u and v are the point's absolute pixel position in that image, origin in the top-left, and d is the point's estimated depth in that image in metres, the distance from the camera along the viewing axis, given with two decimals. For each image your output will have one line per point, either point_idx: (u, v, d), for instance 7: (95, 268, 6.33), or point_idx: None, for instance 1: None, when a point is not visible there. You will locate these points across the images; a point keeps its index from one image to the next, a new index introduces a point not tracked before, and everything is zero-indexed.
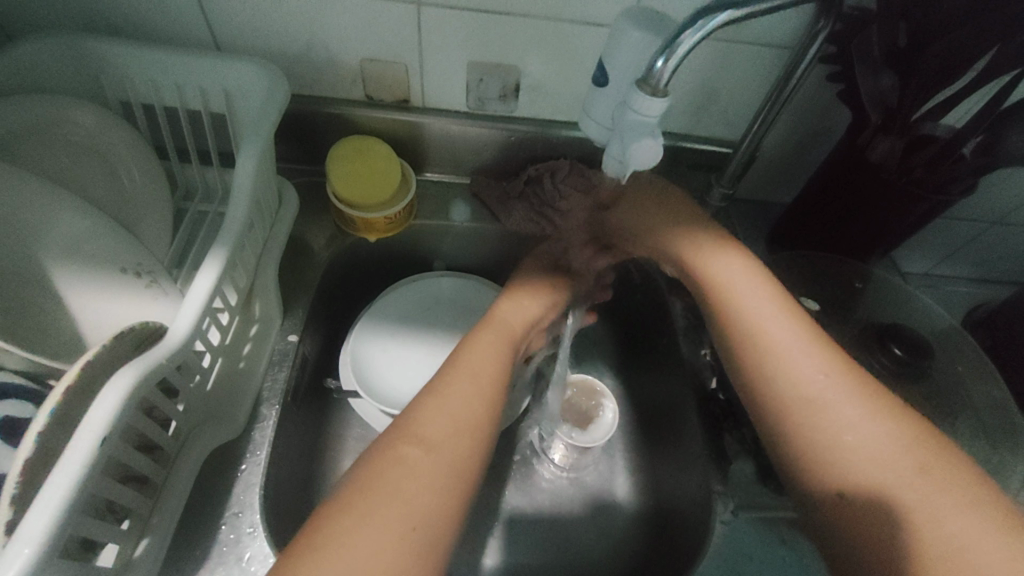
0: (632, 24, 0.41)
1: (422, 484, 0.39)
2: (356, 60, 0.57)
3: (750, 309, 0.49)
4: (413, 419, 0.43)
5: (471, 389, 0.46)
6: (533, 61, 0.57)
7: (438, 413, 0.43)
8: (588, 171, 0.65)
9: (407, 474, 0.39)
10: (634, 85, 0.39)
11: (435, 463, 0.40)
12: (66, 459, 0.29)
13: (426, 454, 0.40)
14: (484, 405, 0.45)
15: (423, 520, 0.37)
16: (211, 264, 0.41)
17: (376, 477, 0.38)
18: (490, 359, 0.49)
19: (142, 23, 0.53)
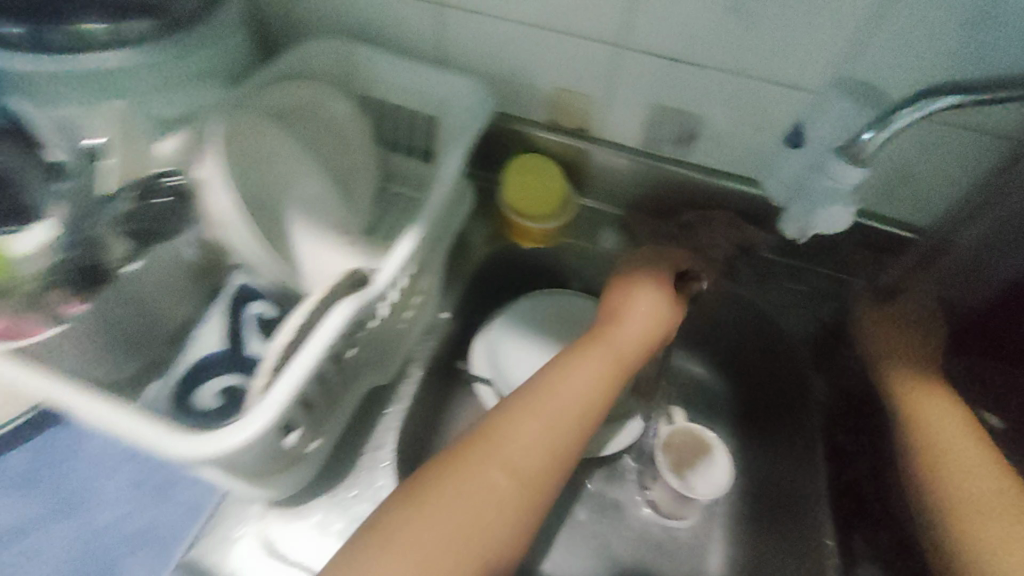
0: None
1: (534, 463, 0.44)
2: (553, 89, 0.64)
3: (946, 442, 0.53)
4: (499, 429, 0.45)
5: (575, 394, 0.49)
6: (718, 112, 0.59)
7: (512, 442, 0.44)
8: (748, 227, 0.65)
9: (489, 472, 0.42)
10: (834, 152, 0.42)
11: (520, 459, 0.44)
12: (308, 351, 0.39)
13: (519, 449, 0.44)
14: (574, 419, 0.47)
15: (523, 492, 0.43)
16: (411, 233, 0.50)
17: (483, 443, 0.44)
18: (590, 380, 0.50)
19: (392, 38, 0.65)
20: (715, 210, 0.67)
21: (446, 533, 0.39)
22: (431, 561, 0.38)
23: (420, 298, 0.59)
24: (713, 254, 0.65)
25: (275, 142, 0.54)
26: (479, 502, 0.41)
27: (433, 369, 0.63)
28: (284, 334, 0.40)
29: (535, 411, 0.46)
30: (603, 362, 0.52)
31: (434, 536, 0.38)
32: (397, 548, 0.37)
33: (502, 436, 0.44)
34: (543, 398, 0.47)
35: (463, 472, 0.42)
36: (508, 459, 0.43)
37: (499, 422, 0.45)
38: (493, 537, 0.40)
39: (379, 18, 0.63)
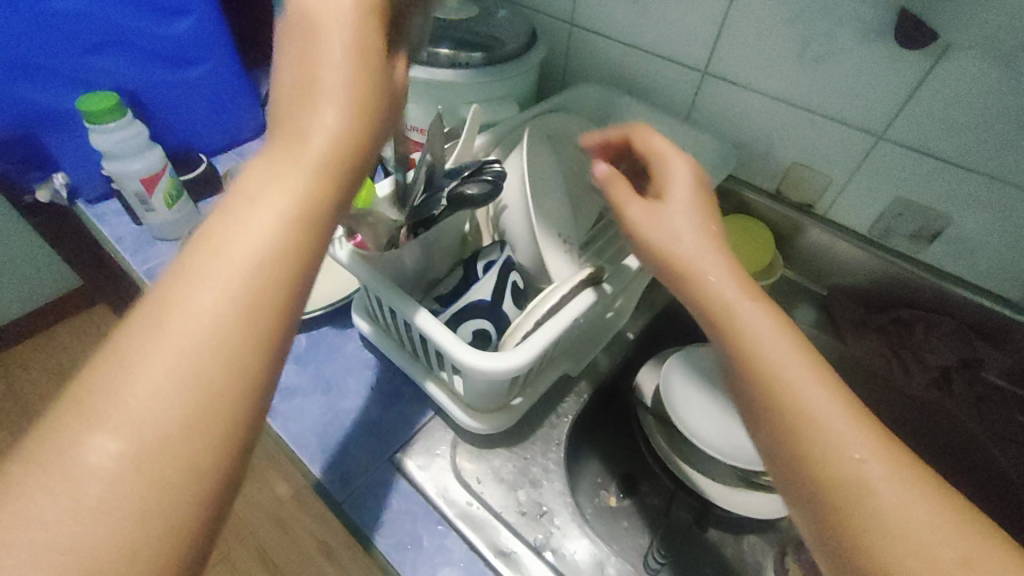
0: None
1: (268, 245, 0.27)
2: (790, 162, 0.68)
3: (779, 352, 0.34)
4: (214, 224, 0.27)
5: (332, 128, 0.30)
6: (972, 218, 0.58)
7: (279, 180, 0.28)
8: (974, 341, 0.61)
9: (234, 246, 0.26)
10: None
11: (258, 247, 0.27)
12: (555, 321, 0.47)
13: (262, 232, 0.27)
14: (322, 191, 0.29)
15: (254, 303, 0.26)
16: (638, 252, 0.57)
17: (250, 196, 0.28)
18: (350, 122, 0.31)
19: (649, 94, 0.74)
20: (938, 315, 0.64)
21: (166, 363, 0.23)
22: (144, 432, 0.22)
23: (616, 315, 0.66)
24: (928, 359, 0.63)
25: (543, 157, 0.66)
26: (189, 351, 0.24)
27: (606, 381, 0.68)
28: (545, 304, 0.48)
29: (252, 201, 0.28)
30: (346, 45, 0.31)
31: (145, 391, 0.23)
32: (103, 387, 0.23)
33: (260, 185, 0.28)
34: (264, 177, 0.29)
35: (212, 247, 0.26)
36: (229, 261, 0.26)
37: (243, 187, 0.28)
38: (218, 394, 0.24)
39: (645, 76, 0.73)
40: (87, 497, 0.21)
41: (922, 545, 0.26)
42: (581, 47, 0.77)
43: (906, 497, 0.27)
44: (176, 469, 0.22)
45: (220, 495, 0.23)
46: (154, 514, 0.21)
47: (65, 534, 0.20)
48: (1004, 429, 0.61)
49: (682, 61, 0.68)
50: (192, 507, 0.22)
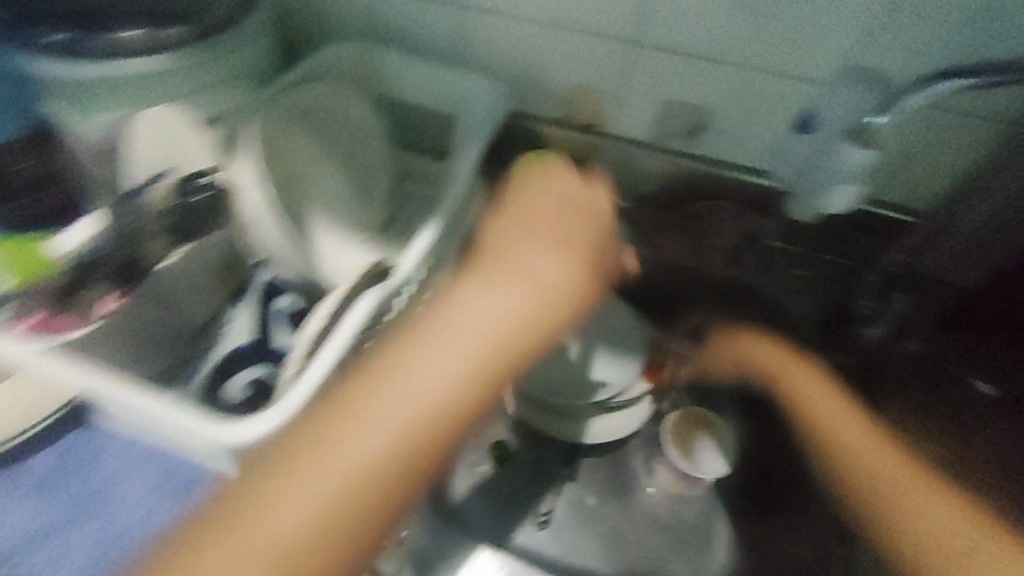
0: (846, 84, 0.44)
1: (411, 416, 0.39)
2: (565, 87, 0.66)
3: (833, 424, 0.54)
4: (356, 389, 0.39)
5: (493, 323, 0.44)
6: (727, 104, 0.62)
7: (471, 313, 0.43)
8: (750, 216, 0.67)
9: (424, 360, 0.41)
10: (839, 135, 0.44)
11: (491, 336, 0.43)
12: (329, 352, 0.45)
13: (485, 314, 0.44)
14: (474, 374, 0.41)
15: (404, 440, 0.38)
16: (429, 228, 0.53)
17: (412, 372, 0.40)
18: (515, 308, 0.44)
19: (410, 41, 0.67)
20: (720, 201, 0.68)
21: (435, 378, 0.40)
22: (326, 512, 0.35)
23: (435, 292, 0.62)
24: (719, 242, 0.69)
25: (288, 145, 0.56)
26: (437, 388, 0.40)
27: None
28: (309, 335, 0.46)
29: (415, 353, 0.41)
30: (559, 228, 0.50)
31: (294, 510, 0.35)
32: (314, 452, 0.37)
33: (415, 363, 0.41)
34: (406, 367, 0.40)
35: (416, 346, 0.41)
36: (479, 332, 0.43)
37: (389, 351, 0.41)
38: (387, 480, 0.37)
39: (399, 23, 0.65)
40: (356, 476, 0.36)
41: (826, 415, 0.55)
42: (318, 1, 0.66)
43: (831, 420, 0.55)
44: (375, 522, 0.36)
45: (370, 529, 0.36)
46: (361, 508, 0.36)
47: (284, 531, 0.34)
48: (787, 284, 0.69)
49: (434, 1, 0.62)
50: (376, 514, 0.37)
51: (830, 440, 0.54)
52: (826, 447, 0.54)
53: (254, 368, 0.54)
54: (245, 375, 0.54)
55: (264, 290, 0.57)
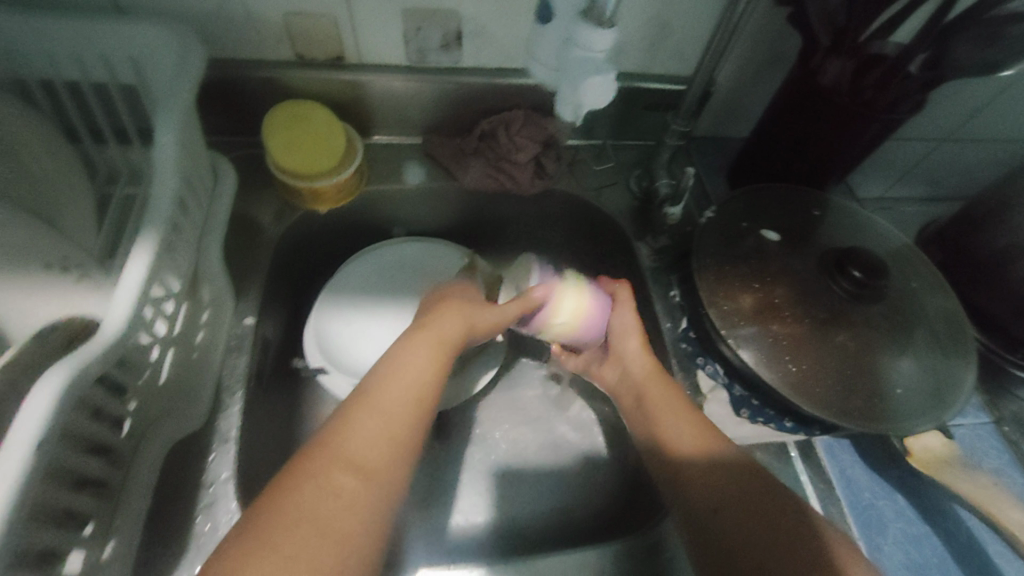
0: None
1: (396, 420, 0.36)
2: (279, 14, 0.52)
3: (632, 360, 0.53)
4: (333, 432, 0.35)
5: (403, 386, 0.38)
6: (471, 0, 0.53)
7: (405, 360, 0.40)
8: (542, 120, 0.63)
9: (364, 420, 0.36)
10: (576, 16, 0.36)
11: (411, 384, 0.39)
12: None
13: (410, 377, 0.39)
14: (424, 395, 0.39)
15: (387, 450, 0.35)
16: (143, 248, 0.38)
17: (372, 399, 0.37)
18: (428, 374, 0.40)
19: None
20: (507, 111, 0.63)
21: (383, 423, 0.36)
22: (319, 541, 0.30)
23: (208, 314, 0.49)
24: (520, 158, 0.63)
25: None
26: (405, 412, 0.37)
27: (258, 385, 0.54)
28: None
29: (361, 407, 0.36)
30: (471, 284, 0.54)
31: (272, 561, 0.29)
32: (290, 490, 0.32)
33: (364, 415, 0.36)
34: (371, 395, 0.37)
35: (378, 390, 0.38)
36: (395, 389, 0.38)
37: (339, 422, 0.36)
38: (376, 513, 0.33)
39: None
40: (334, 512, 0.31)
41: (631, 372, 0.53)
42: None
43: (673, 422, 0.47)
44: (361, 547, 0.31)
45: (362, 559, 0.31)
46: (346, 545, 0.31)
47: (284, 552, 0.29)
48: (598, 180, 0.67)
49: None
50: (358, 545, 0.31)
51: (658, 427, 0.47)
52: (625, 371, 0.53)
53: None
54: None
55: None
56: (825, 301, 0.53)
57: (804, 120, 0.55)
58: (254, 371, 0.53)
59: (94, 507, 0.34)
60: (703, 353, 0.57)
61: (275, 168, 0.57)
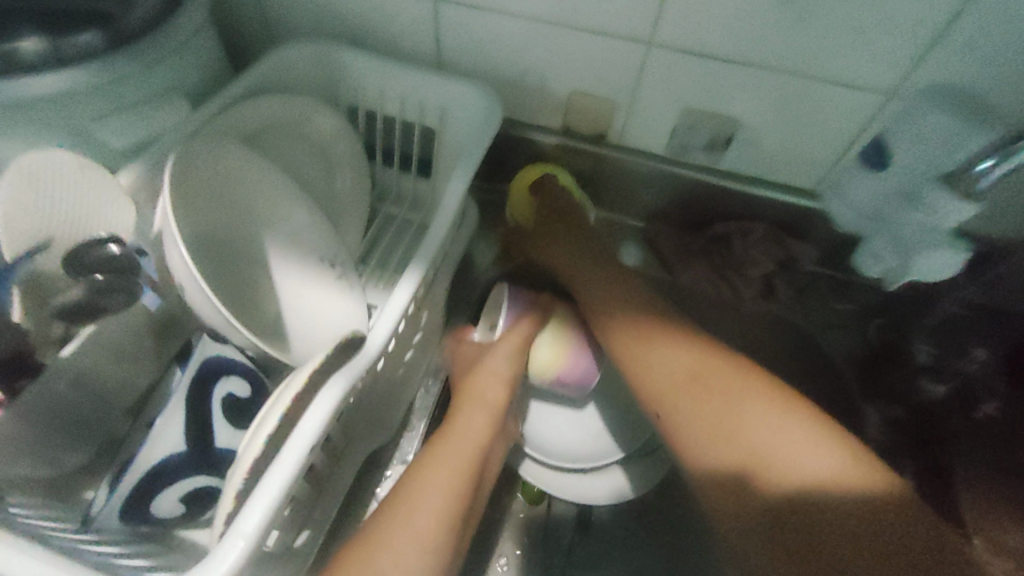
0: (950, 116, 0.39)
1: (439, 500, 0.40)
2: (566, 92, 0.56)
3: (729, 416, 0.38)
4: (378, 524, 0.38)
5: (426, 520, 0.39)
6: (756, 112, 0.51)
7: (427, 484, 0.41)
8: (786, 240, 0.58)
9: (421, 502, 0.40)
10: (941, 180, 0.39)
11: (450, 465, 0.43)
12: (281, 465, 0.30)
13: (431, 514, 0.39)
14: (439, 532, 0.38)
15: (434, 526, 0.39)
16: (410, 277, 0.43)
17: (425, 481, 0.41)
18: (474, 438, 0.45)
19: (384, 40, 0.57)
20: (748, 221, 0.59)
21: (410, 560, 0.36)
22: None
23: (422, 338, 0.54)
24: (749, 272, 0.59)
25: (247, 172, 0.49)
26: (418, 553, 0.37)
27: (438, 413, 0.57)
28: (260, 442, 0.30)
29: (417, 491, 0.40)
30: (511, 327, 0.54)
31: None
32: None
33: (379, 552, 0.36)
34: (418, 475, 0.42)
35: (400, 523, 0.38)
36: (443, 469, 0.42)
37: (387, 511, 0.39)
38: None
39: (366, 18, 0.56)
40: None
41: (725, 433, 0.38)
42: None
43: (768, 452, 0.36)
44: None
45: None
46: None
47: None
48: (826, 322, 0.60)
49: None
50: None
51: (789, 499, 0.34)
52: (720, 432, 0.38)
53: (192, 477, 0.40)
54: (173, 488, 0.39)
55: (196, 376, 0.41)
56: None
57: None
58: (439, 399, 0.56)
59: (304, 495, 0.38)
60: None
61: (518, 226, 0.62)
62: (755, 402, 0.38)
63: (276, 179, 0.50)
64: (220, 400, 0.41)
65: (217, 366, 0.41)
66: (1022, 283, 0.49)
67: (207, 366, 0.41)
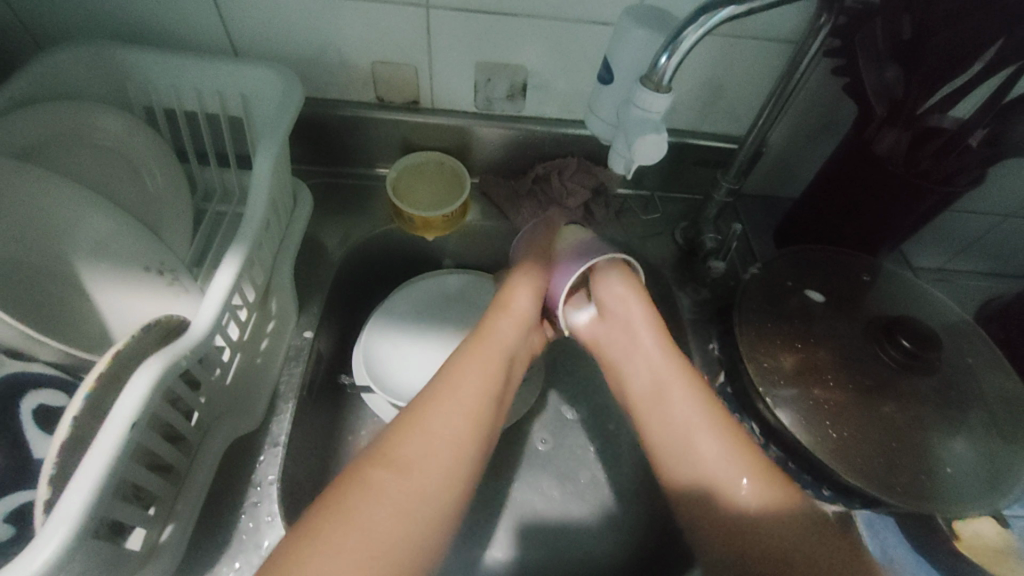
0: (635, 24, 0.44)
1: (457, 429, 0.42)
2: (367, 63, 0.59)
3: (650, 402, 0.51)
4: (388, 437, 0.41)
5: (439, 435, 0.42)
6: (538, 59, 0.58)
7: (455, 403, 0.44)
8: (595, 169, 0.66)
9: (432, 424, 0.42)
10: (638, 81, 0.41)
11: (468, 399, 0.44)
12: (100, 442, 0.30)
13: (449, 432, 0.42)
14: (472, 445, 0.43)
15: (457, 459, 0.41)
16: (231, 260, 0.43)
17: (437, 404, 0.43)
18: (478, 376, 0.46)
19: (169, 34, 0.56)
20: (562, 158, 0.67)
21: (441, 464, 0.40)
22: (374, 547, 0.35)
23: (272, 324, 0.54)
24: (570, 203, 0.65)
25: (34, 190, 0.45)
26: (442, 472, 0.40)
27: (310, 395, 0.58)
28: (67, 424, 0.31)
29: (427, 407, 0.43)
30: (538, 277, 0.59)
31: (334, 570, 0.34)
32: (345, 515, 0.36)
33: (411, 459, 0.40)
34: (439, 390, 0.44)
35: (421, 431, 0.41)
36: (451, 405, 0.43)
37: (399, 428, 0.42)
38: (441, 514, 0.39)
39: (142, 12, 0.54)
40: (386, 519, 0.37)
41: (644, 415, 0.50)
42: None
43: (708, 460, 0.45)
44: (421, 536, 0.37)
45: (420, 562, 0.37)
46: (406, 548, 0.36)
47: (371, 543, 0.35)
48: (643, 231, 0.69)
49: None
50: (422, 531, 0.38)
51: (727, 484, 0.44)
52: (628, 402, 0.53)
53: (11, 494, 0.37)
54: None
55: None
56: (873, 366, 0.52)
57: (849, 189, 0.56)
58: (306, 382, 0.57)
59: (157, 488, 0.39)
60: (739, 410, 0.57)
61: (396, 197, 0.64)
62: (695, 395, 0.49)
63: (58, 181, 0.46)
64: (29, 411, 0.40)
65: (23, 380, 0.40)
66: (787, 158, 0.66)
67: (8, 384, 0.40)
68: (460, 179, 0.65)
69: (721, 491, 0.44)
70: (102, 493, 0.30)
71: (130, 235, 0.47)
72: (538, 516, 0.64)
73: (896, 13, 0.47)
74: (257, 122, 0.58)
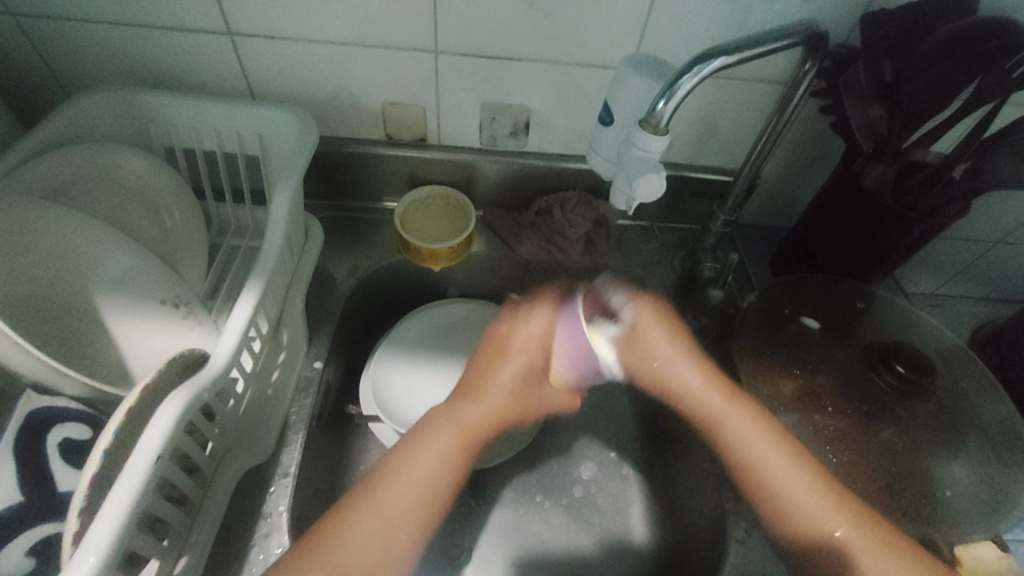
0: (633, 71, 0.46)
1: (409, 507, 0.43)
2: (378, 104, 0.62)
3: (719, 412, 0.51)
4: (333, 530, 0.41)
5: (416, 482, 0.44)
6: (541, 99, 0.61)
7: (410, 478, 0.44)
8: (595, 201, 0.68)
9: (376, 512, 0.42)
10: (638, 124, 0.44)
11: (420, 482, 0.44)
12: (128, 474, 0.31)
13: (430, 466, 0.45)
14: (421, 514, 0.43)
15: (397, 540, 0.42)
16: (248, 294, 0.45)
17: (394, 480, 0.44)
18: (439, 466, 0.45)
19: (190, 79, 0.59)
20: (563, 192, 0.69)
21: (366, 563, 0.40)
22: None
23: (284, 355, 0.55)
24: (572, 234, 0.67)
25: (63, 230, 0.47)
26: (378, 560, 0.41)
27: (318, 425, 0.58)
28: (99, 454, 0.33)
29: (382, 488, 0.43)
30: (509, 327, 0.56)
31: None
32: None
33: (342, 546, 0.40)
34: (397, 467, 0.45)
35: (356, 525, 0.41)
36: (407, 484, 0.44)
37: (341, 517, 0.42)
38: None
39: (165, 59, 0.57)
40: None
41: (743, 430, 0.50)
42: (58, 40, 0.56)
43: (800, 490, 0.46)
44: None
45: None
46: None
47: None
48: (643, 260, 0.71)
49: (196, 29, 0.55)
50: None
51: (802, 506, 0.46)
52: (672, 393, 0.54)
53: (36, 526, 0.39)
54: (17, 543, 0.38)
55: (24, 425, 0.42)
56: (870, 393, 0.53)
57: (841, 220, 0.59)
58: (316, 412, 0.58)
59: (175, 517, 0.39)
60: None
61: (402, 232, 0.65)
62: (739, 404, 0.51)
63: (83, 219, 0.48)
64: (57, 445, 0.42)
65: (51, 415, 0.43)
66: (779, 192, 0.69)
67: (38, 417, 0.42)
68: (464, 212, 0.68)
69: (794, 506, 0.46)
70: (128, 525, 0.31)
71: (150, 271, 0.49)
72: (546, 546, 0.64)
73: (876, 57, 0.50)
74: (271, 160, 0.60)
